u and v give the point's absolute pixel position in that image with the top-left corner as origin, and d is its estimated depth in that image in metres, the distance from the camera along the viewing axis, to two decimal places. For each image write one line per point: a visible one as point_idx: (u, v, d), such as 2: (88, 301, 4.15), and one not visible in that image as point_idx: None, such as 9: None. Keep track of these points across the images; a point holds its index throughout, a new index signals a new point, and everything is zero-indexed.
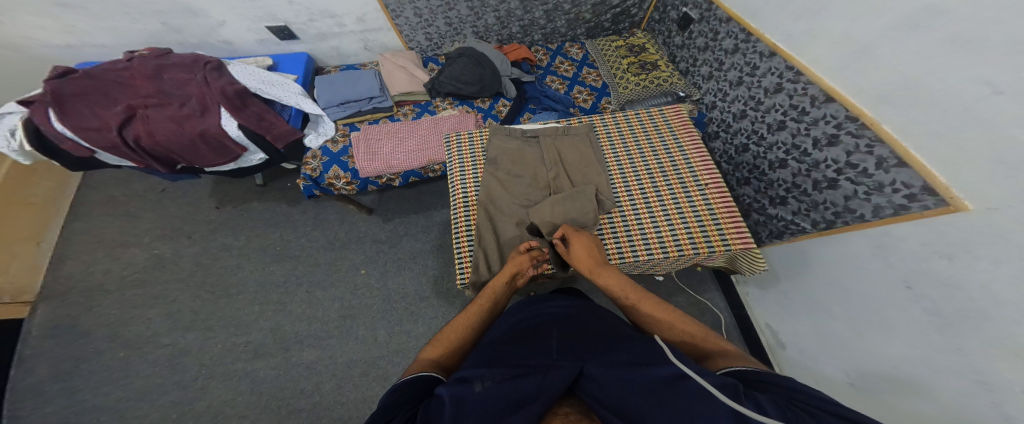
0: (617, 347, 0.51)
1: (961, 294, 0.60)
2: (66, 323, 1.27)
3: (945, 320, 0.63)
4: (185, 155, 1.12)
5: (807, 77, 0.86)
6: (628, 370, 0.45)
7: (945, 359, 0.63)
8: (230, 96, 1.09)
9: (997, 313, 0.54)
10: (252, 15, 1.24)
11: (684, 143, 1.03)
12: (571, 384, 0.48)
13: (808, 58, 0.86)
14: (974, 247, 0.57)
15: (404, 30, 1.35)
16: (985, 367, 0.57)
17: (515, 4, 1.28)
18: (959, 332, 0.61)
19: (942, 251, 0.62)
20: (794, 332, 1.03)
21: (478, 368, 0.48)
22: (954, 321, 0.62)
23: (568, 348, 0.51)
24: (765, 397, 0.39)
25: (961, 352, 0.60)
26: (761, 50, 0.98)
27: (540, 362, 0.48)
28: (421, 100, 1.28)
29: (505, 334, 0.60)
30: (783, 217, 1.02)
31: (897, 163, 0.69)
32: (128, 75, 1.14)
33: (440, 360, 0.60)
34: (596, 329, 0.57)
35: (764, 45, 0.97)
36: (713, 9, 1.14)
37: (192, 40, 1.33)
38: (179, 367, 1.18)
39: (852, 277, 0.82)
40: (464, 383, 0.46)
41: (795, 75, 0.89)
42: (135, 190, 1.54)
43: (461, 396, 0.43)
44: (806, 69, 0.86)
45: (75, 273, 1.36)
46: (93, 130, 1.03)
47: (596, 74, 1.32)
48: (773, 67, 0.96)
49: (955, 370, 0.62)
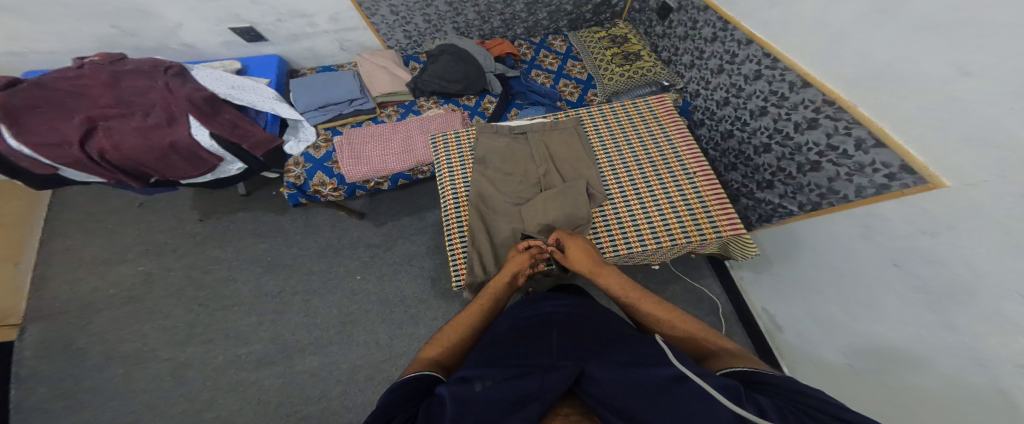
0: (617, 348, 0.52)
1: (947, 269, 0.62)
2: (59, 344, 1.25)
3: (935, 296, 0.66)
4: (157, 167, 1.06)
5: (783, 63, 0.86)
6: (632, 372, 0.46)
7: (938, 335, 0.66)
8: (199, 104, 1.03)
9: (985, 286, 0.57)
10: (214, 16, 1.15)
11: (671, 132, 1.02)
12: (572, 384, 0.48)
13: (784, 45, 0.85)
14: (955, 223, 0.59)
15: (381, 28, 1.28)
16: (978, 343, 0.60)
17: None
18: (947, 306, 0.64)
19: (926, 229, 0.64)
20: (790, 314, 1.07)
21: (478, 369, 0.49)
22: (942, 297, 0.65)
23: (568, 348, 0.52)
24: (764, 398, 0.41)
25: (952, 328, 0.64)
26: (738, 38, 0.97)
27: (541, 362, 0.49)
28: (404, 100, 1.23)
29: (504, 332, 0.62)
30: (771, 200, 1.03)
31: (875, 143, 0.70)
32: (82, 84, 1.06)
33: (441, 359, 0.61)
34: (594, 329, 0.58)
35: (741, 33, 0.96)
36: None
37: (149, 43, 1.23)
38: (183, 381, 1.18)
39: (841, 257, 0.85)
40: (465, 383, 0.46)
41: (772, 62, 0.89)
42: (112, 205, 1.48)
43: (463, 395, 0.44)
44: (783, 55, 0.86)
45: (61, 293, 1.33)
46: (53, 146, 0.97)
47: (580, 66, 1.28)
48: (751, 54, 0.95)
49: (948, 347, 0.65)
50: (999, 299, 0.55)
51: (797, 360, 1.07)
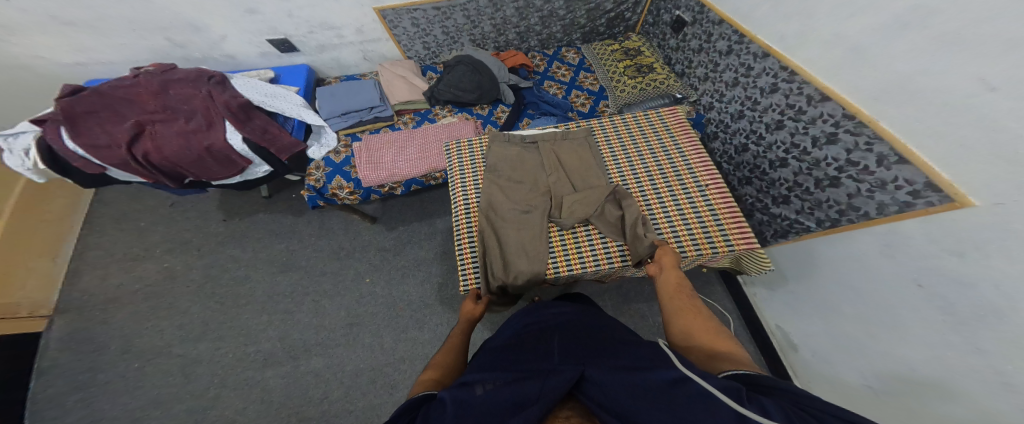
0: (619, 353, 0.50)
1: (976, 291, 0.58)
2: (82, 335, 1.30)
3: (960, 318, 0.62)
4: (192, 168, 1.13)
5: (801, 76, 0.86)
6: (631, 374, 0.44)
7: (964, 359, 0.62)
8: (235, 110, 1.11)
9: (1015, 310, 0.54)
10: (254, 29, 1.26)
11: (682, 145, 1.02)
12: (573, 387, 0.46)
13: (802, 59, 0.85)
14: (984, 243, 0.56)
15: (403, 40, 1.36)
16: (1009, 369, 0.56)
17: (511, 11, 1.29)
18: (973, 329, 0.60)
19: (953, 249, 0.61)
20: (806, 333, 1.01)
21: (479, 372, 0.49)
22: (968, 321, 0.61)
23: (572, 353, 0.50)
24: (769, 400, 0.39)
25: (979, 352, 0.60)
26: (754, 51, 0.98)
27: (542, 366, 0.47)
28: (421, 108, 1.28)
29: (507, 339, 0.61)
30: (786, 217, 1.00)
31: (898, 159, 0.68)
32: (136, 91, 1.16)
33: (439, 378, 0.61)
34: (598, 335, 0.56)
35: (757, 47, 0.97)
36: (704, 13, 1.14)
37: (196, 54, 1.35)
38: (193, 377, 1.20)
39: (860, 277, 0.81)
40: (466, 387, 0.46)
41: (789, 76, 0.89)
42: (145, 204, 1.57)
43: (464, 399, 0.44)
44: (800, 68, 0.86)
45: (90, 286, 1.40)
46: (105, 147, 1.06)
47: (593, 78, 1.32)
48: (767, 67, 0.95)
49: (977, 373, 0.61)
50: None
51: (813, 381, 1.01)
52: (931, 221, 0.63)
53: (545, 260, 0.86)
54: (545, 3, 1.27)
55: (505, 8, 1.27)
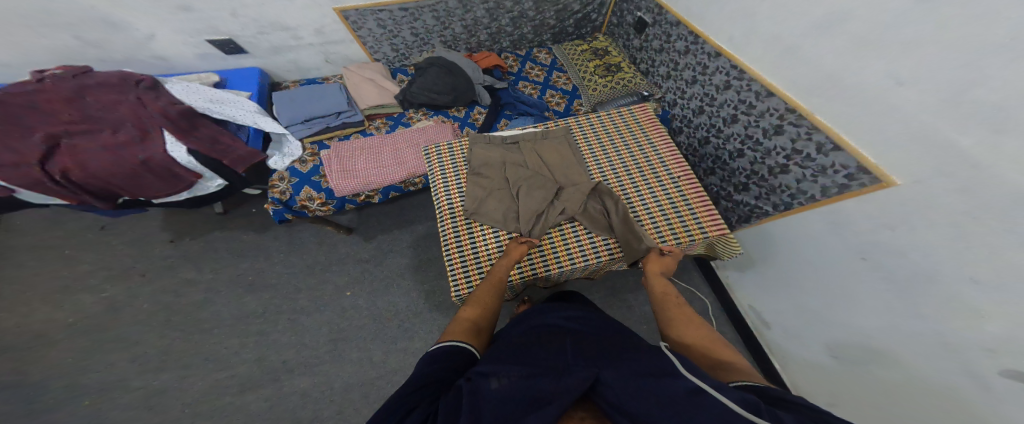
0: (632, 357, 0.53)
1: (907, 258, 0.68)
2: (12, 380, 1.15)
3: (901, 285, 0.72)
4: (126, 186, 1.00)
5: (749, 74, 0.92)
6: (654, 381, 0.47)
7: (913, 324, 0.72)
8: (174, 119, 1.00)
9: (942, 273, 0.63)
10: (190, 29, 1.11)
11: (654, 140, 1.06)
12: (588, 390, 0.49)
13: (748, 57, 0.92)
14: (909, 218, 0.65)
15: (368, 42, 1.26)
16: (951, 330, 0.65)
17: (482, 12, 1.24)
18: (919, 295, 0.69)
19: (886, 223, 0.70)
20: (776, 311, 1.12)
21: (494, 364, 0.50)
22: (906, 284, 0.71)
23: (587, 355, 0.53)
24: (785, 413, 0.43)
25: (922, 317, 0.70)
26: (707, 51, 1.03)
27: (558, 367, 0.50)
28: (393, 112, 1.22)
29: (517, 337, 0.62)
30: (748, 202, 1.08)
31: (833, 147, 0.76)
32: (43, 98, 0.99)
33: (477, 320, 0.68)
34: (610, 340, 0.58)
35: (710, 46, 1.02)
36: (663, 14, 1.17)
37: (117, 55, 1.16)
38: (160, 408, 1.11)
39: (815, 253, 0.90)
40: (483, 377, 0.48)
41: (738, 73, 0.95)
42: (72, 229, 1.38)
43: (480, 394, 0.45)
44: (747, 67, 0.93)
45: (13, 325, 1.22)
46: (10, 165, 0.91)
47: (565, 78, 1.31)
48: (719, 66, 1.01)
49: (922, 335, 0.71)
50: (961, 285, 0.61)
51: (788, 356, 1.11)
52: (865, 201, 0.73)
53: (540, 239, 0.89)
54: (515, 4, 1.24)
55: (475, 9, 1.22)
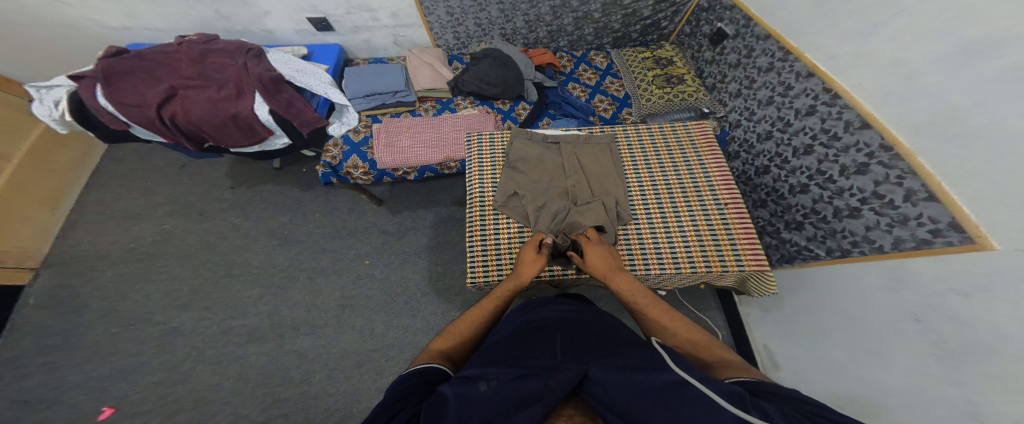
0: (617, 353, 0.51)
1: (971, 330, 0.58)
2: (62, 294, 1.27)
3: (949, 351, 0.62)
4: (214, 134, 1.15)
5: (844, 100, 0.83)
6: (636, 375, 0.46)
7: (942, 389, 0.62)
8: (266, 83, 1.13)
9: (1003, 351, 0.53)
10: (297, 7, 1.31)
11: (707, 162, 1.02)
12: (575, 385, 0.48)
13: (848, 81, 0.83)
14: (992, 288, 0.55)
15: (435, 28, 1.42)
16: (983, 400, 0.55)
17: (546, 9, 1.34)
18: (961, 363, 0.60)
19: (958, 288, 0.61)
20: (792, 356, 1.00)
21: (482, 367, 0.48)
22: (957, 355, 0.61)
23: (572, 351, 0.51)
24: (768, 406, 0.42)
25: (958, 383, 0.60)
26: (797, 70, 0.96)
27: (545, 362, 0.48)
28: (443, 97, 1.32)
29: (503, 335, 0.59)
30: (796, 242, 1.01)
31: (927, 196, 0.67)
32: (176, 58, 1.20)
33: (448, 351, 0.60)
34: (597, 333, 0.57)
35: (802, 65, 0.94)
36: (751, 26, 1.11)
37: (238, 27, 1.41)
38: (169, 347, 1.16)
39: (863, 309, 0.79)
40: (468, 382, 0.45)
41: (831, 98, 0.86)
42: (155, 165, 1.56)
43: (468, 395, 0.42)
44: (845, 91, 0.83)
45: (81, 244, 1.37)
46: (134, 105, 1.09)
47: (619, 84, 1.36)
48: (809, 87, 0.93)
49: (950, 401, 0.61)
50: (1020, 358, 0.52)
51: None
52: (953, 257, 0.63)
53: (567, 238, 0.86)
54: (581, 5, 1.33)
55: (540, 6, 1.33)
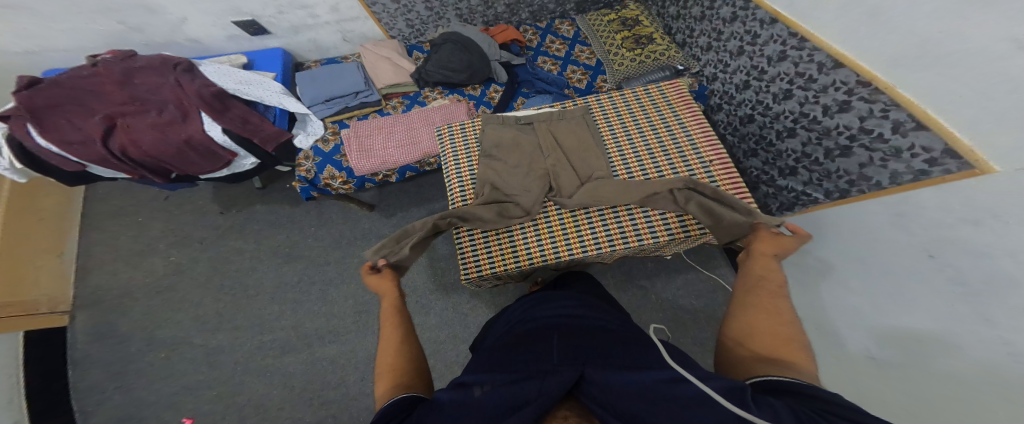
0: (622, 350, 0.48)
1: (989, 262, 0.54)
2: (104, 330, 1.36)
3: (970, 288, 0.58)
4: (174, 163, 1.08)
5: (811, 43, 0.80)
6: (636, 372, 0.41)
7: (972, 328, 0.58)
8: (209, 100, 1.04)
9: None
10: (216, 10, 1.16)
11: (686, 120, 0.97)
12: (572, 387, 0.43)
13: (814, 24, 0.79)
14: (1003, 212, 0.51)
15: (383, 19, 1.27)
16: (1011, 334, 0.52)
17: None
18: (983, 299, 0.56)
19: (969, 216, 0.56)
20: (808, 306, 1.02)
21: (478, 372, 0.46)
22: (980, 290, 0.57)
23: (569, 349, 0.48)
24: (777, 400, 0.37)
25: (987, 322, 0.56)
26: (761, 18, 0.92)
27: (542, 365, 0.44)
28: (409, 91, 1.22)
29: (501, 340, 0.58)
30: (794, 188, 1.00)
31: (915, 126, 0.64)
32: (99, 82, 1.07)
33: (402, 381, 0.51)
34: (596, 330, 0.54)
35: (764, 13, 0.91)
36: None
37: (158, 38, 1.25)
38: (216, 364, 1.27)
39: (870, 250, 0.78)
40: (463, 387, 0.43)
41: (799, 42, 0.83)
42: (139, 200, 1.55)
43: (460, 401, 0.41)
44: (811, 36, 0.80)
45: (100, 285, 1.42)
46: (79, 143, 1.01)
47: (589, 52, 1.24)
48: (775, 34, 0.89)
49: (979, 336, 0.57)
50: None
51: (817, 355, 1.00)
52: (945, 191, 0.60)
53: (546, 231, 0.87)
54: None
55: None
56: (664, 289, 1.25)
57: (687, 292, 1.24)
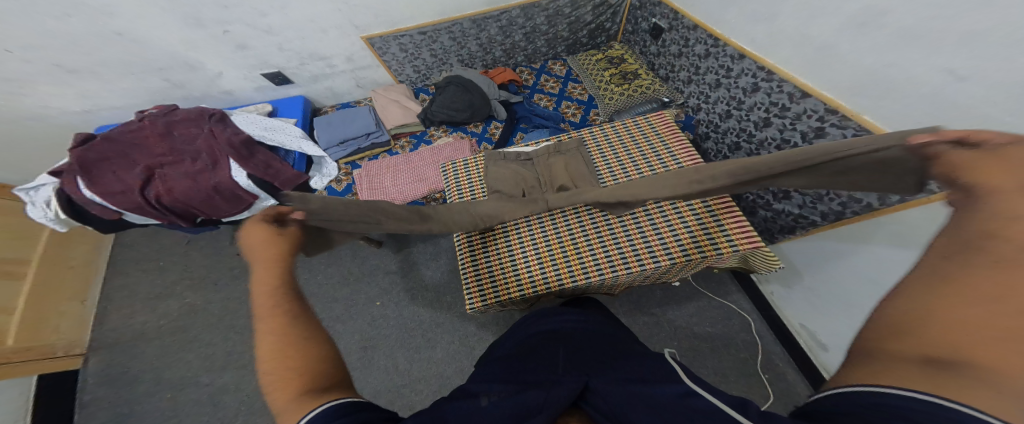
0: (624, 364, 0.47)
1: None
2: (116, 371, 1.36)
3: None
4: (203, 208, 1.15)
5: (778, 75, 0.86)
6: (639, 385, 0.42)
7: None
8: (238, 147, 1.12)
9: None
10: (247, 64, 1.30)
11: (675, 150, 0.99)
12: (577, 399, 0.42)
13: (778, 58, 0.86)
14: None
15: (393, 65, 1.38)
16: None
17: (495, 29, 1.30)
18: None
19: None
20: (831, 333, 0.98)
21: (484, 383, 0.45)
22: None
23: (575, 363, 0.47)
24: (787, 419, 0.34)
25: None
26: (730, 53, 0.98)
27: (546, 377, 0.44)
28: (416, 131, 1.31)
29: (507, 350, 0.58)
30: (790, 212, 0.95)
31: None
32: (143, 135, 1.17)
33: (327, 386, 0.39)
34: (601, 346, 0.54)
35: (733, 48, 0.97)
36: (679, 19, 1.14)
37: (196, 93, 1.39)
38: (221, 405, 1.25)
39: (875, 267, 0.78)
40: (472, 397, 0.42)
41: (768, 74, 0.89)
42: (163, 243, 1.62)
43: (469, 410, 0.39)
44: (777, 68, 0.86)
45: (118, 325, 1.45)
46: (119, 193, 1.09)
47: (580, 88, 1.32)
48: (746, 67, 0.95)
49: None
50: None
51: None
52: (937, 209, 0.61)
53: (549, 261, 0.87)
54: (527, 20, 1.29)
55: (490, 28, 1.29)
56: (676, 318, 1.21)
57: (700, 321, 1.20)
